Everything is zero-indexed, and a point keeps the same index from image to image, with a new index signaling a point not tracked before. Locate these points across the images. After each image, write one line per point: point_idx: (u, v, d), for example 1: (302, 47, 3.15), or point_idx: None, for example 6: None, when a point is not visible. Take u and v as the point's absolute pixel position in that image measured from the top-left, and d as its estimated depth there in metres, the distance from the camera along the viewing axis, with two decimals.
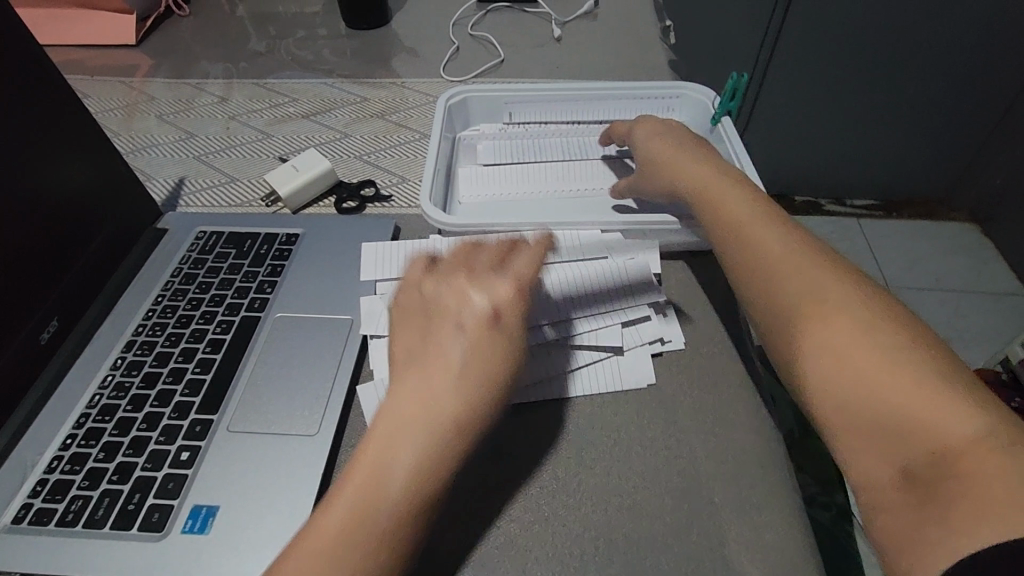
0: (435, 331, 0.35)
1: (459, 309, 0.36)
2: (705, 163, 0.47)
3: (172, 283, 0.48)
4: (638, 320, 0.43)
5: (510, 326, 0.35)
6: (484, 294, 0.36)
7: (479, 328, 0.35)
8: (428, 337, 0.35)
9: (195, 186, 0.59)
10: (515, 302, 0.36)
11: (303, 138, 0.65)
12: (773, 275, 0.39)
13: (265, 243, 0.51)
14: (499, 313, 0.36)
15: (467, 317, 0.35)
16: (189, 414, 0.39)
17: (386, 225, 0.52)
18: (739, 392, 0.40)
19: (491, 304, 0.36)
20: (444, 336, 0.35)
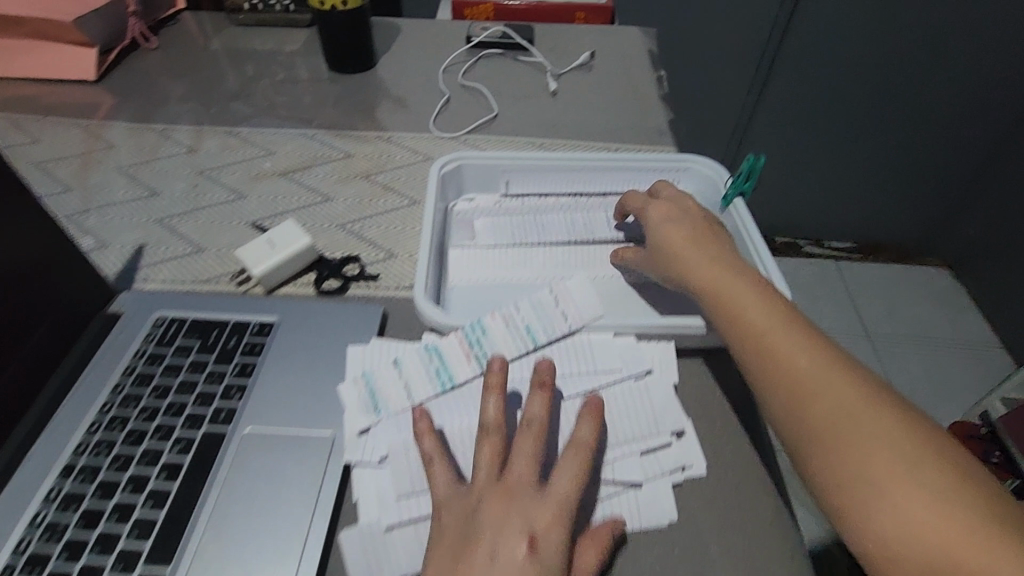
0: (462, 536, 0.31)
1: (493, 519, 0.31)
2: (712, 251, 0.44)
3: (123, 385, 0.41)
4: (659, 445, 0.38)
5: (551, 553, 0.30)
6: (523, 501, 0.32)
7: (513, 550, 0.30)
8: (455, 538, 0.31)
9: (155, 256, 0.53)
10: (561, 517, 0.31)
11: (279, 201, 0.59)
12: (795, 390, 0.36)
13: (234, 334, 0.45)
14: (537, 532, 0.31)
15: (504, 528, 0.31)
16: (136, 567, 0.33)
17: (372, 311, 0.47)
18: (773, 533, 0.36)
19: (529, 520, 0.31)
20: (472, 553, 0.30)
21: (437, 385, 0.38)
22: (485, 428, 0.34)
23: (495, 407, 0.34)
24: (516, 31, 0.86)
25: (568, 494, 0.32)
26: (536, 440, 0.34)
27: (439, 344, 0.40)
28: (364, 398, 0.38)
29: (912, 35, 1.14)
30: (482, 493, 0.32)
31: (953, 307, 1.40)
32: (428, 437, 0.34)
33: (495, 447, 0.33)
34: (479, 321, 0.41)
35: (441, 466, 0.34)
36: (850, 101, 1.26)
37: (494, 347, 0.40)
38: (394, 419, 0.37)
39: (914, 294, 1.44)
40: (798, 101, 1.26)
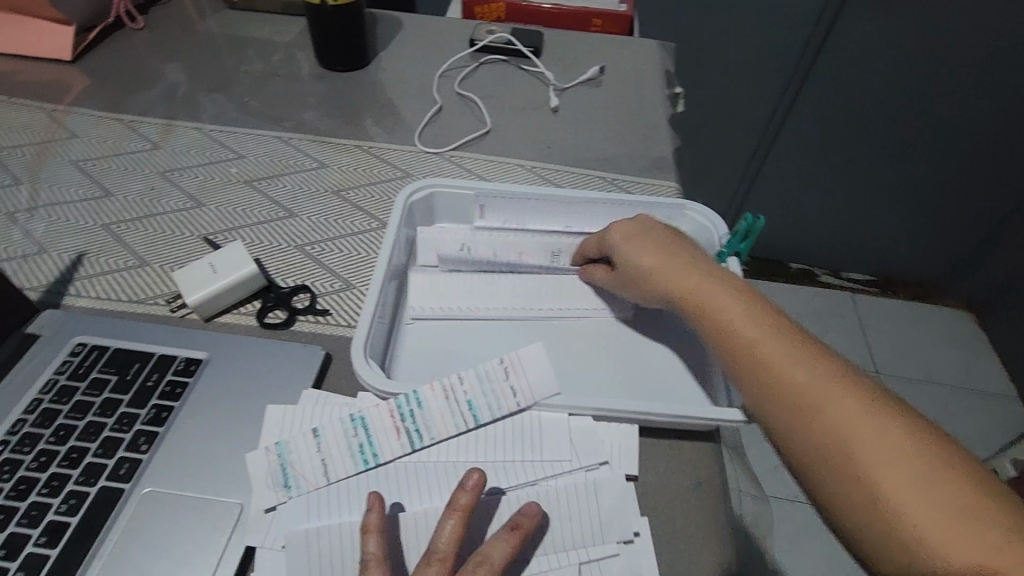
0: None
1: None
2: (686, 259, 0.40)
3: (22, 423, 0.37)
4: (603, 555, 0.33)
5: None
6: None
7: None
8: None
9: (93, 268, 0.49)
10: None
11: (239, 213, 0.55)
12: (798, 415, 0.32)
13: (156, 370, 0.40)
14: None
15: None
16: None
17: (313, 353, 0.43)
18: None
19: None
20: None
21: (359, 462, 0.35)
22: (435, 551, 0.29)
23: (450, 531, 0.29)
24: (523, 38, 0.80)
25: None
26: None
27: (365, 415, 0.36)
28: (274, 471, 0.34)
29: (954, 71, 1.06)
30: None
31: (972, 353, 1.33)
32: (374, 535, 0.29)
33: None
34: (416, 391, 0.36)
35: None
36: (881, 134, 1.18)
37: (428, 424, 0.36)
38: (306, 498, 0.34)
39: (931, 333, 1.36)
40: (823, 129, 1.19)
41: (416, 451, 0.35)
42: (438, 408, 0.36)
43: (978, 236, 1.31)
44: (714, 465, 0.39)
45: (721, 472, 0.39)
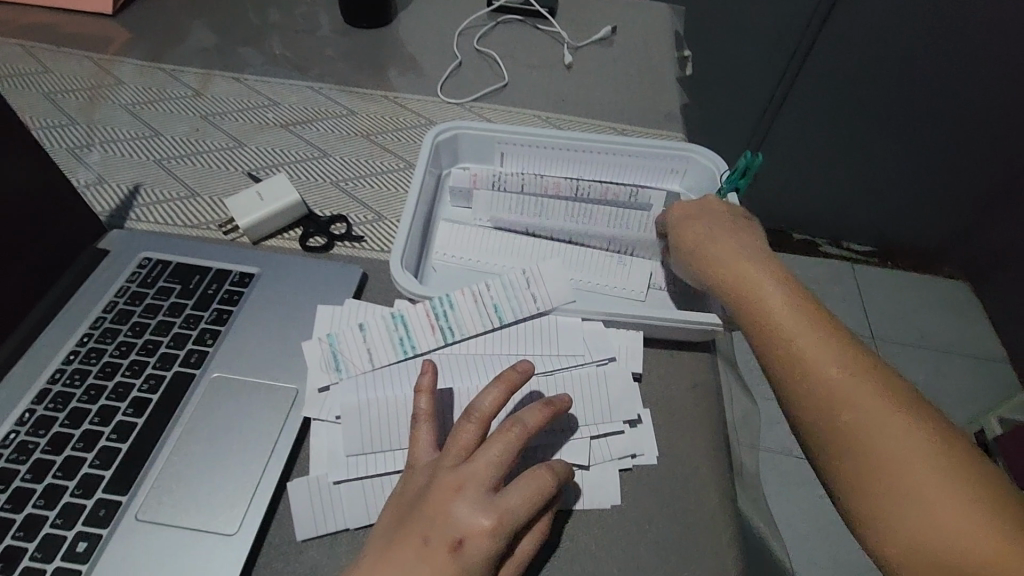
0: (411, 517, 0.31)
1: (437, 508, 0.31)
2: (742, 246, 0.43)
3: (102, 320, 0.42)
4: (611, 432, 0.39)
5: (474, 558, 0.29)
6: (472, 498, 0.31)
7: (437, 549, 0.30)
8: (399, 520, 0.31)
9: (149, 197, 0.54)
10: (500, 526, 0.30)
11: (277, 153, 0.59)
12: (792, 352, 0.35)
13: (215, 281, 0.45)
14: (465, 538, 0.30)
15: (440, 521, 0.30)
16: (96, 493, 0.34)
17: (352, 272, 0.48)
18: (711, 524, 0.37)
19: (459, 526, 0.30)
20: (408, 534, 0.30)
21: (400, 353, 0.40)
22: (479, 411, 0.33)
23: (493, 398, 0.34)
24: None
25: (517, 508, 0.31)
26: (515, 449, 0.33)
27: (405, 314, 0.41)
28: (327, 357, 0.40)
29: (958, 40, 1.08)
30: (441, 472, 0.32)
31: (966, 319, 1.37)
32: (425, 395, 0.35)
33: (474, 440, 0.33)
34: (448, 296, 0.42)
35: (424, 432, 0.34)
36: (888, 105, 1.20)
37: (460, 323, 0.41)
38: (353, 381, 0.39)
39: (928, 301, 1.40)
40: (829, 96, 1.22)
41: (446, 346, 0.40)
42: (466, 312, 0.41)
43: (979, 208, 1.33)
44: (708, 368, 0.45)
45: (715, 375, 0.45)
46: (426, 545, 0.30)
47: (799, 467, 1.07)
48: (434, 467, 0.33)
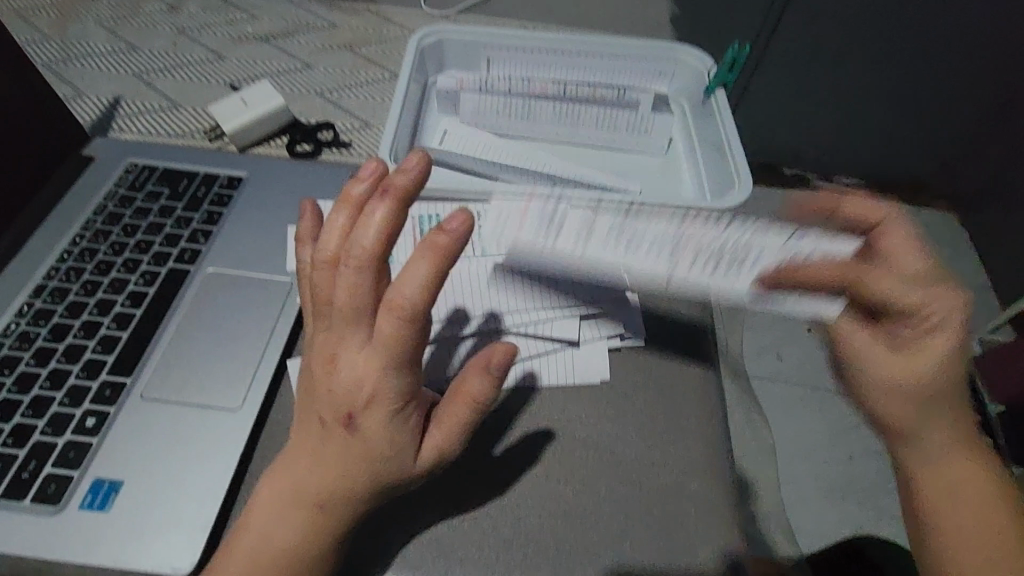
0: (308, 399, 0.30)
1: (320, 385, 0.29)
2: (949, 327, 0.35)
3: (93, 222, 0.42)
4: (598, 313, 0.41)
5: (368, 429, 0.28)
6: (339, 366, 0.28)
7: (332, 426, 0.29)
8: (303, 401, 0.31)
9: (131, 108, 0.53)
10: (382, 388, 0.27)
11: (259, 66, 0.58)
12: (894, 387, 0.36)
13: (204, 184, 0.45)
14: (353, 414, 0.28)
15: (323, 397, 0.29)
16: (100, 375, 0.35)
17: (341, 175, 0.48)
18: (693, 397, 0.39)
19: (343, 403, 0.28)
20: (309, 415, 0.30)
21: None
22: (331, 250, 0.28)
23: (370, 223, 0.27)
24: None
25: (386, 360, 0.27)
26: (359, 292, 0.27)
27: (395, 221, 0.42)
28: (308, 246, 0.41)
29: None
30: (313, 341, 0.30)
31: None
32: (307, 246, 0.34)
33: (325, 291, 0.28)
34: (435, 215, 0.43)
35: (308, 305, 0.32)
36: None
37: None
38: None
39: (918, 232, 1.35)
40: None
41: None
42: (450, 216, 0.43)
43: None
44: None
45: None
46: (323, 426, 0.29)
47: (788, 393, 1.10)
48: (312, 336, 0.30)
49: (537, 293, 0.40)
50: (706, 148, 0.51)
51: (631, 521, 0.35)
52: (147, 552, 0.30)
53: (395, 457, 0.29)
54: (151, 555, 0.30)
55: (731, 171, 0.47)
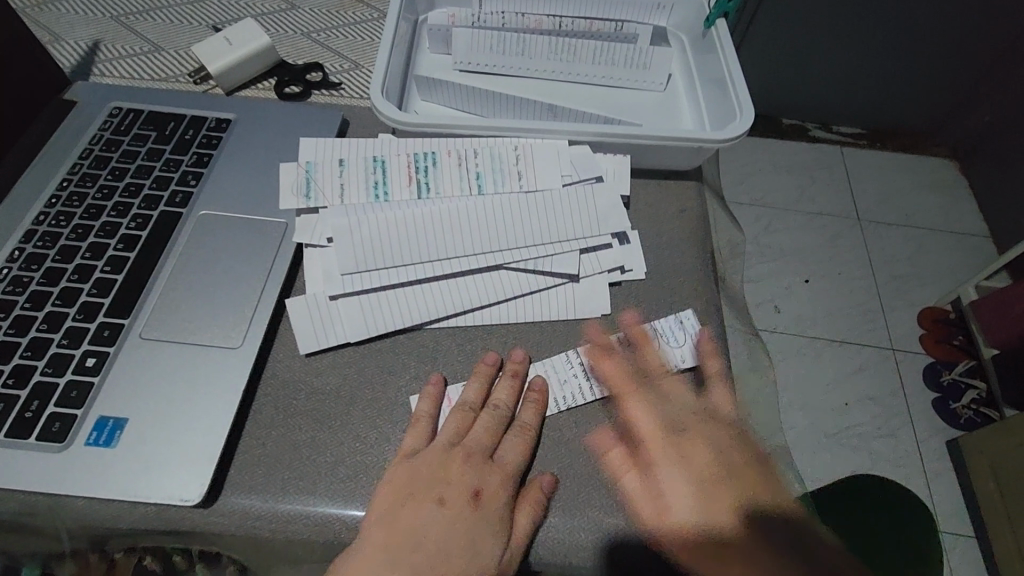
0: (422, 485, 0.32)
1: (448, 473, 0.33)
2: (739, 450, 0.36)
3: (80, 166, 0.41)
4: (598, 247, 0.40)
5: (493, 507, 0.32)
6: (476, 463, 0.33)
7: (456, 504, 0.32)
8: (406, 489, 0.32)
9: (112, 53, 0.51)
10: (507, 479, 0.33)
11: (242, 6, 0.55)
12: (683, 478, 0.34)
13: (191, 127, 0.44)
14: (483, 490, 0.32)
15: (451, 482, 0.32)
16: (98, 317, 0.35)
17: (332, 115, 0.46)
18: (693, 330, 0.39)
19: (475, 480, 0.33)
20: (422, 497, 0.31)
21: (371, 197, 0.39)
22: (459, 406, 0.35)
23: (476, 392, 0.36)
24: None
25: (515, 460, 0.34)
26: (495, 420, 0.35)
27: (386, 159, 0.41)
28: (300, 182, 0.40)
29: None
30: (439, 453, 0.33)
31: None
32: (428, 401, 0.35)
33: (463, 421, 0.35)
34: (433, 153, 0.41)
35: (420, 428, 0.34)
36: None
37: (435, 185, 0.40)
38: (323, 210, 0.39)
39: (915, 181, 1.34)
40: None
41: (421, 201, 0.40)
42: (447, 154, 0.41)
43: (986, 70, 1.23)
44: (693, 195, 0.46)
45: (700, 201, 0.46)
46: (441, 504, 0.31)
47: (787, 343, 1.11)
48: (439, 448, 0.33)
49: (531, 236, 0.39)
50: (709, 84, 0.49)
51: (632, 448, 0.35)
52: (155, 488, 0.31)
53: (499, 535, 0.31)
54: (160, 490, 0.30)
55: (733, 105, 0.45)
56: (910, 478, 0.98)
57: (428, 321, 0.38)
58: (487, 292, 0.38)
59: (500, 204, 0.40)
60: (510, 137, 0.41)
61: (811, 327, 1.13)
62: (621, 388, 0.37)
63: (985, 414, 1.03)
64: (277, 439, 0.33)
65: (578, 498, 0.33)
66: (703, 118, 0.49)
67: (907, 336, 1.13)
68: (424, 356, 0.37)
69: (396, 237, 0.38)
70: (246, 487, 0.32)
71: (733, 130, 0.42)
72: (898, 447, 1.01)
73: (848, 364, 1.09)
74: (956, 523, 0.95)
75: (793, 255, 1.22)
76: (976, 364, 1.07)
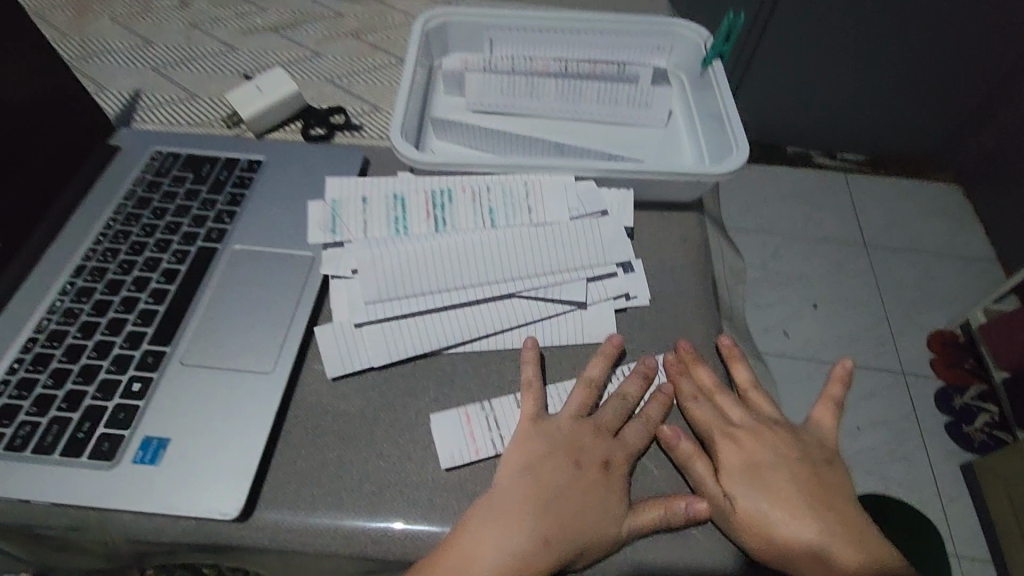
0: (562, 448, 0.36)
1: (584, 441, 0.37)
2: (808, 463, 0.38)
3: (125, 205, 0.45)
4: (604, 275, 0.43)
5: (619, 477, 0.36)
6: (607, 436, 0.37)
7: (591, 470, 0.35)
8: (548, 449, 0.36)
9: (152, 100, 0.55)
10: (631, 453, 0.37)
11: (270, 55, 0.60)
12: (755, 460, 0.37)
13: (225, 168, 0.48)
14: (612, 460, 0.36)
15: (586, 450, 0.36)
16: (141, 345, 0.38)
17: (355, 156, 0.50)
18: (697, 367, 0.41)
19: (608, 451, 0.36)
20: (562, 460, 0.36)
21: (393, 230, 0.43)
22: (586, 381, 0.39)
23: (599, 368, 0.40)
24: None
25: (641, 436, 0.37)
26: (618, 396, 0.39)
27: (406, 196, 0.44)
28: (327, 218, 0.43)
29: None
30: (574, 423, 0.37)
31: None
32: (530, 365, 0.39)
33: (587, 396, 0.39)
34: (449, 190, 0.44)
35: (534, 395, 0.38)
36: None
37: (453, 219, 0.43)
38: (348, 243, 0.42)
39: (920, 206, 1.36)
40: None
41: (438, 234, 0.43)
42: (464, 191, 0.44)
43: (984, 97, 1.26)
44: (694, 225, 0.48)
45: (702, 231, 0.48)
46: (579, 468, 0.36)
47: (796, 366, 1.12)
48: (574, 418, 0.38)
49: (542, 266, 0.42)
50: (707, 121, 0.52)
51: (639, 465, 0.37)
52: (196, 503, 0.33)
53: (624, 502, 0.35)
54: (201, 505, 0.33)
55: (730, 140, 0.48)
56: (927, 503, 0.98)
57: (448, 346, 0.40)
58: (501, 318, 0.41)
59: (513, 236, 0.43)
60: (521, 174, 0.44)
61: (821, 351, 1.14)
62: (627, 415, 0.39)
63: (999, 437, 1.03)
64: (306, 457, 0.36)
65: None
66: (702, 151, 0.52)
67: (917, 360, 1.13)
68: (442, 379, 0.40)
69: (417, 268, 0.41)
70: (277, 503, 0.34)
71: (730, 164, 0.45)
72: (913, 472, 1.01)
73: (859, 389, 1.10)
74: (975, 548, 0.94)
75: (800, 280, 1.24)
76: (987, 387, 1.07)
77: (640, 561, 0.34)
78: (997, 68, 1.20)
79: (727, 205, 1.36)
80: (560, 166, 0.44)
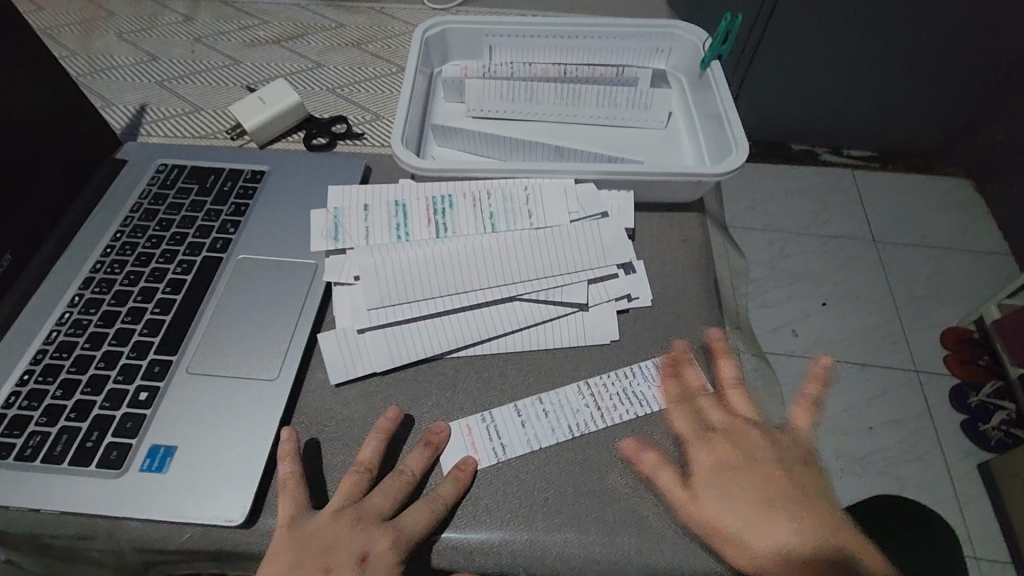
0: (310, 552, 0.32)
1: (336, 541, 0.32)
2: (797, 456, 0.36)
3: (131, 218, 0.46)
4: (605, 277, 0.43)
5: (378, 572, 0.32)
6: (367, 528, 0.33)
7: (343, 571, 0.31)
8: (299, 558, 0.31)
9: (157, 114, 0.56)
10: (397, 544, 0.33)
11: (272, 67, 0.61)
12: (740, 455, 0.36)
13: (229, 179, 0.48)
14: (370, 554, 0.32)
15: (337, 548, 0.32)
16: (148, 354, 0.38)
17: (356, 164, 0.50)
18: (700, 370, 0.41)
19: (364, 545, 0.32)
20: (307, 567, 0.31)
21: (394, 237, 0.43)
22: (355, 468, 0.35)
23: (372, 451, 0.36)
24: None
25: (411, 525, 0.33)
26: (392, 482, 0.35)
27: (406, 203, 0.44)
28: (329, 227, 0.43)
29: None
30: (333, 518, 0.33)
31: None
32: (374, 441, 0.36)
33: (355, 485, 0.35)
34: (449, 196, 0.44)
35: (350, 482, 0.35)
36: None
37: (453, 225, 0.43)
38: (350, 250, 0.43)
39: (930, 202, 1.34)
40: None
41: (439, 240, 0.43)
42: (465, 197, 0.44)
43: (992, 90, 1.25)
44: (695, 225, 0.48)
45: (704, 231, 0.48)
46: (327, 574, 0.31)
47: (806, 366, 1.11)
48: (333, 511, 0.33)
49: (542, 269, 0.42)
50: (706, 121, 0.52)
51: (643, 467, 0.37)
52: (202, 510, 0.33)
53: None
54: (206, 512, 0.33)
55: (729, 140, 0.48)
56: (943, 504, 0.96)
57: (450, 351, 0.40)
58: (502, 322, 0.41)
59: (513, 240, 0.43)
60: (520, 178, 0.45)
61: (831, 350, 1.13)
62: (630, 416, 0.39)
63: (1016, 435, 1.01)
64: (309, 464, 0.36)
65: (589, 516, 0.35)
66: (702, 151, 0.52)
67: (930, 358, 1.12)
68: (445, 384, 0.40)
69: (414, 274, 0.41)
70: (281, 510, 0.34)
71: (730, 164, 0.45)
72: (928, 472, 1.00)
73: (871, 388, 1.08)
74: (994, 549, 0.93)
75: (808, 279, 1.23)
76: (1003, 385, 1.04)
77: (644, 564, 0.34)
78: (1004, 62, 1.19)
79: (732, 204, 1.35)
80: (559, 169, 0.44)
